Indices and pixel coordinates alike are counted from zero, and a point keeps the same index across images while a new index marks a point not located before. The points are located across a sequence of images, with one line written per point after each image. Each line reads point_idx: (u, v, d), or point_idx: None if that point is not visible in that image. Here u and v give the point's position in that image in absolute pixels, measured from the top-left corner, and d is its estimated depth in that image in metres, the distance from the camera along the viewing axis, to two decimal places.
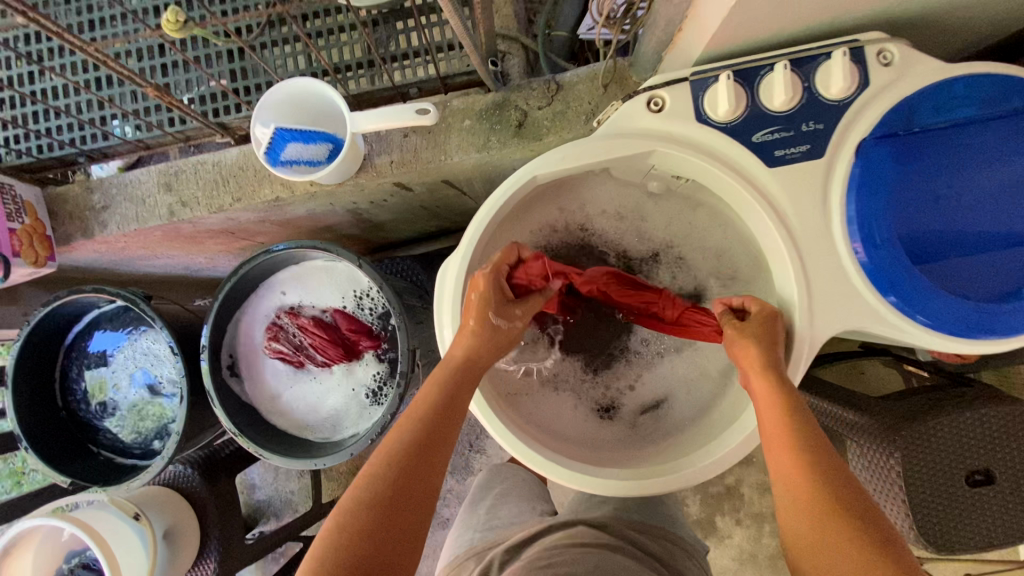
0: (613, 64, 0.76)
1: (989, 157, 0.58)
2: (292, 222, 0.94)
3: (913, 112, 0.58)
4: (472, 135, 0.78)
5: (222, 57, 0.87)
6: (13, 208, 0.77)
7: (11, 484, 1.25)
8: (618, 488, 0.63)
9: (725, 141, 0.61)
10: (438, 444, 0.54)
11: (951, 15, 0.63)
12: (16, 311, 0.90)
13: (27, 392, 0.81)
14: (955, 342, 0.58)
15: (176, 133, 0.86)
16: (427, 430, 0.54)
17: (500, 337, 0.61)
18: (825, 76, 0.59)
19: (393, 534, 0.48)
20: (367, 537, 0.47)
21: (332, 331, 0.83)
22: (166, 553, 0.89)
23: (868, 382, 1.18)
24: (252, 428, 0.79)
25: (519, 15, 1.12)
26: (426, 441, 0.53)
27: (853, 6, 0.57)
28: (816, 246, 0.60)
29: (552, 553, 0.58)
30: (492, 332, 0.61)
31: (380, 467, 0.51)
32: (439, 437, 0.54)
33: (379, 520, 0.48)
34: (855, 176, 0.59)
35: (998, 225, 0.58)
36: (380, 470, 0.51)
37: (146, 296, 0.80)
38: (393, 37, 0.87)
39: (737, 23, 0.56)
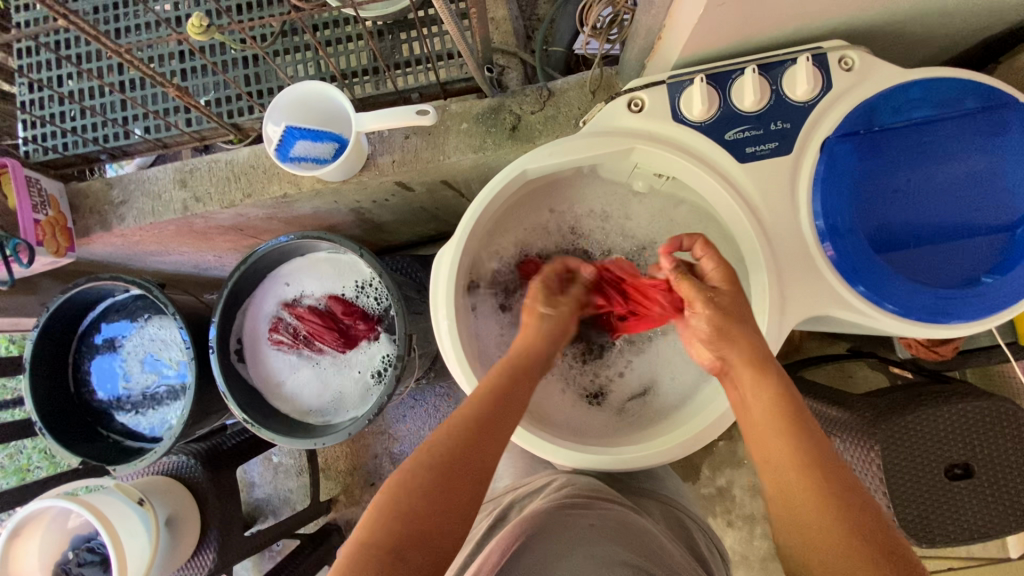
0: (601, 72, 0.82)
1: (945, 155, 0.62)
2: (298, 221, 0.99)
3: (873, 113, 0.63)
4: (469, 137, 0.83)
5: (238, 63, 0.93)
6: (38, 201, 0.82)
7: (17, 477, 1.28)
8: (606, 461, 0.67)
9: (700, 139, 0.66)
10: (499, 425, 0.55)
11: (909, 25, 0.68)
12: (34, 301, 0.95)
13: (42, 376, 0.85)
14: (918, 327, 0.62)
15: (193, 133, 0.92)
16: (489, 409, 0.55)
17: (556, 327, 0.65)
18: (791, 79, 0.64)
19: (444, 502, 0.49)
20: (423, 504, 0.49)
21: (328, 317, 0.87)
22: (166, 540, 0.92)
23: (858, 384, 1.20)
24: (258, 412, 0.83)
25: (518, 31, 1.18)
26: (487, 422, 0.55)
27: (814, 16, 0.63)
28: (788, 237, 0.65)
29: (572, 508, 0.61)
30: (548, 323, 0.65)
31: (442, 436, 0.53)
32: (497, 420, 0.55)
33: (436, 490, 0.50)
34: (820, 171, 0.64)
35: (956, 219, 0.63)
36: (441, 439, 0.53)
37: (159, 284, 0.85)
38: (397, 46, 0.93)
39: (709, 30, 0.61)
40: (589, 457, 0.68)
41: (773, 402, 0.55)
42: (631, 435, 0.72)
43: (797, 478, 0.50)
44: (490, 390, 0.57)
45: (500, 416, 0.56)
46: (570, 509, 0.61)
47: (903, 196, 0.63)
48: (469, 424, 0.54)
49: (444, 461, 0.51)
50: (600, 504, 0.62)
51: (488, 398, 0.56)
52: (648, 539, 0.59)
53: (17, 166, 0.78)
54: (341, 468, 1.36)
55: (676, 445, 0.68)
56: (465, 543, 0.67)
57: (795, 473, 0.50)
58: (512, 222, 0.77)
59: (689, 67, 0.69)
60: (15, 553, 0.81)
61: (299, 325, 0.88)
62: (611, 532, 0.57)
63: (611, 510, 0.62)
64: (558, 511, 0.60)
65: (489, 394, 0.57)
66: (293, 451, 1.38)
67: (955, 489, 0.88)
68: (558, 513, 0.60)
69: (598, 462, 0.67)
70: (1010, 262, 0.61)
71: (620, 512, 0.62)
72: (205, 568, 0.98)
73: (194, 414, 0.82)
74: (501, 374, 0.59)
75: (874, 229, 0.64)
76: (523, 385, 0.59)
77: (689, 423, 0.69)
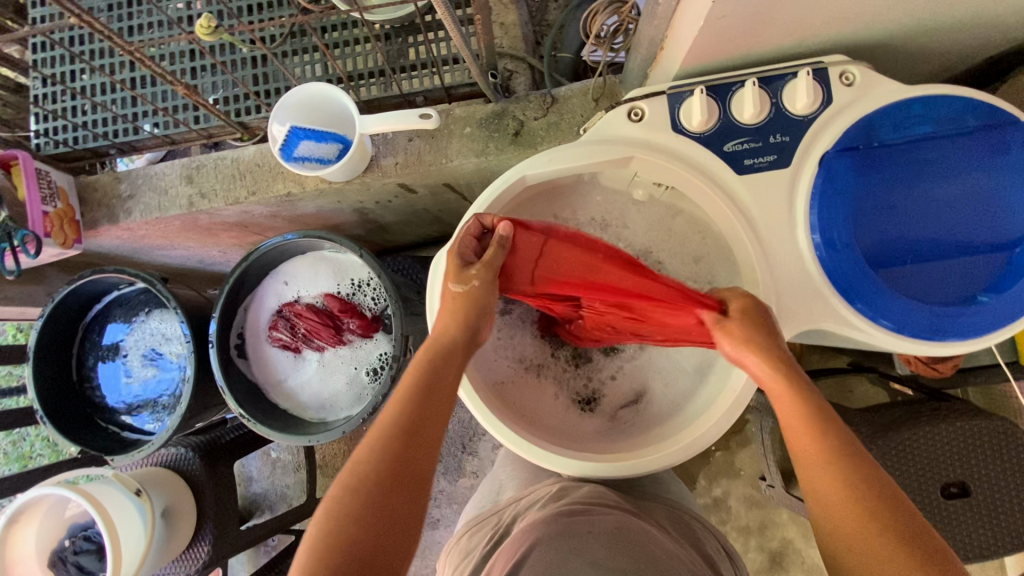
0: (604, 80, 0.83)
1: (943, 172, 0.62)
2: (302, 219, 1.00)
3: (872, 129, 0.63)
4: (472, 141, 0.84)
5: (247, 63, 0.94)
6: (48, 193, 0.83)
7: (19, 464, 1.30)
8: (606, 468, 0.68)
9: (699, 150, 0.66)
10: (425, 426, 0.53)
11: (912, 42, 0.68)
12: (41, 291, 0.96)
13: (45, 366, 0.86)
14: (914, 344, 0.62)
15: (201, 130, 0.93)
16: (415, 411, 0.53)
17: (471, 301, 0.60)
18: (791, 92, 0.64)
19: (387, 517, 0.49)
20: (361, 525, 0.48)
21: (325, 314, 0.88)
22: (163, 531, 0.93)
23: (858, 400, 1.19)
24: (254, 407, 0.83)
25: (527, 37, 1.19)
26: (415, 425, 0.53)
27: (816, 31, 0.63)
28: (783, 250, 0.65)
29: (575, 514, 0.62)
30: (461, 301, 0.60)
31: (372, 449, 0.51)
32: (426, 422, 0.54)
33: (377, 508, 0.49)
34: (817, 186, 0.64)
35: (954, 237, 0.63)
36: (373, 454, 0.51)
37: (163, 278, 0.86)
38: (407, 48, 0.94)
39: (709, 42, 0.62)
40: (579, 464, 0.69)
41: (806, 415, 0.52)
42: (622, 442, 0.72)
43: (839, 495, 0.49)
44: (414, 390, 0.54)
45: (424, 418, 0.54)
46: (573, 516, 0.61)
47: (901, 212, 0.63)
48: (395, 434, 0.52)
49: (376, 479, 0.50)
50: (598, 510, 0.63)
51: (412, 402, 0.54)
52: (641, 539, 0.58)
53: (28, 158, 0.80)
54: (338, 466, 1.37)
55: (665, 456, 0.69)
56: (471, 555, 0.68)
57: (836, 488, 0.49)
58: None
59: (690, 78, 0.69)
60: (13, 539, 0.83)
61: (297, 322, 0.88)
62: (608, 536, 0.57)
63: (610, 515, 0.62)
64: (559, 520, 0.60)
65: (413, 396, 0.54)
66: (291, 447, 1.39)
67: (954, 507, 0.87)
68: (558, 522, 0.60)
69: (595, 470, 0.68)
70: (1007, 280, 0.61)
71: (623, 517, 0.62)
72: (198, 561, 0.98)
73: (192, 407, 0.82)
74: (422, 370, 0.56)
75: (871, 244, 0.64)
76: (449, 370, 0.57)
77: (680, 435, 0.70)
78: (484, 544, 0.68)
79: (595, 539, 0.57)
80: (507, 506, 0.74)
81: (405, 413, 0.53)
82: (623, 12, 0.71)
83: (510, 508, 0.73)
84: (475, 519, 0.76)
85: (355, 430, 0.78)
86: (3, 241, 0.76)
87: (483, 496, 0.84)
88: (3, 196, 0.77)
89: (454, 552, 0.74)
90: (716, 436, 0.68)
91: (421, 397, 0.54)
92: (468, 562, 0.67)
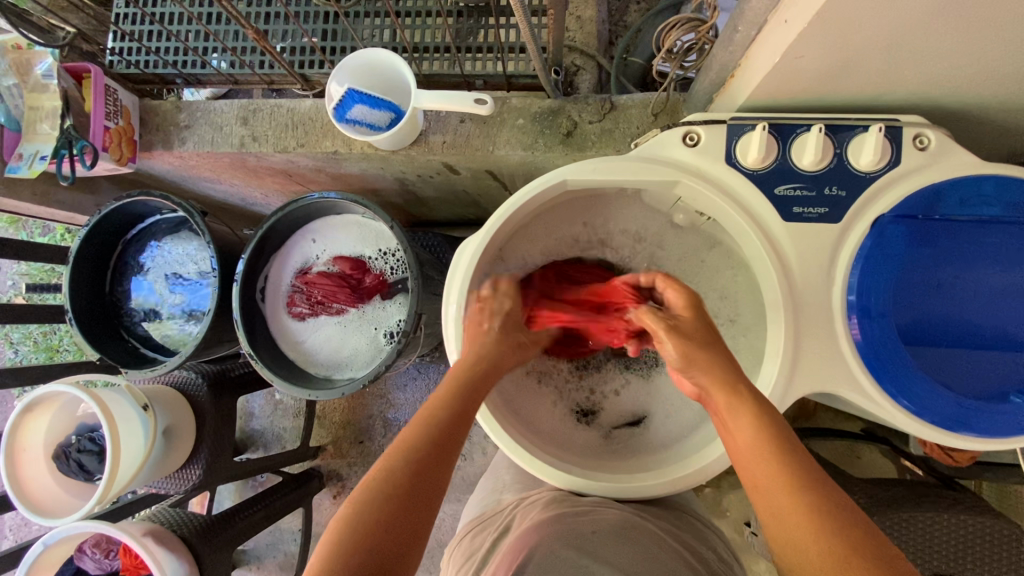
0: (666, 97, 0.81)
1: (999, 260, 0.60)
2: (343, 178, 1.01)
3: (937, 200, 0.60)
4: (523, 134, 0.83)
5: (319, 17, 0.95)
6: (112, 109, 0.87)
7: (46, 354, 1.38)
8: (612, 490, 0.67)
9: (748, 187, 0.64)
10: (457, 427, 0.57)
11: (1000, 115, 0.64)
12: (90, 200, 1.01)
13: (81, 273, 0.91)
14: (936, 433, 0.59)
15: (263, 75, 0.96)
16: (441, 430, 0.56)
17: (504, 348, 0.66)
18: (858, 146, 0.62)
19: (401, 519, 0.49)
20: (363, 543, 0.47)
21: (338, 278, 0.89)
22: (163, 447, 0.97)
23: (862, 467, 1.16)
24: (267, 354, 0.86)
25: (602, 35, 1.16)
26: (444, 439, 0.55)
27: (898, 87, 0.60)
28: (814, 303, 0.62)
29: (578, 515, 0.63)
30: (498, 341, 0.66)
31: (396, 461, 0.53)
32: (451, 441, 0.56)
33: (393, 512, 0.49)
34: (864, 248, 0.61)
35: (997, 329, 0.60)
36: (397, 465, 0.53)
37: (202, 212, 0.89)
38: (479, 30, 0.93)
39: (783, 77, 0.59)
40: (563, 476, 0.68)
41: (761, 427, 0.53)
42: (615, 462, 0.72)
43: (808, 533, 0.46)
44: (445, 409, 0.58)
45: (457, 422, 0.58)
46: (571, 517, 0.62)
47: (946, 292, 0.61)
48: (428, 437, 0.55)
49: (406, 470, 0.52)
50: (601, 510, 0.63)
51: (445, 414, 0.57)
52: (642, 540, 0.58)
53: (98, 73, 0.84)
54: (335, 420, 1.41)
55: (649, 487, 0.67)
56: (470, 559, 0.68)
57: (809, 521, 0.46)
58: (543, 229, 0.77)
59: (756, 112, 0.67)
60: (25, 426, 0.88)
61: (311, 289, 0.90)
62: (610, 538, 0.57)
63: (615, 513, 0.62)
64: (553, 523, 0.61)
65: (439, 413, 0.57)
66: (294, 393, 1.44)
67: None
68: (556, 523, 0.60)
69: (592, 487, 0.67)
70: None
71: (614, 514, 0.62)
72: (190, 481, 1.03)
73: (206, 338, 0.85)
74: (460, 397, 0.59)
75: (906, 318, 0.61)
76: (478, 400, 0.61)
77: (666, 470, 0.68)
78: (482, 549, 0.68)
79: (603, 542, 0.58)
80: (503, 512, 0.74)
81: (426, 431, 0.55)
82: (701, 31, 0.68)
83: (509, 513, 0.73)
84: (473, 526, 0.76)
85: (353, 393, 0.79)
86: (63, 148, 0.80)
87: (481, 498, 0.84)
88: (70, 104, 0.81)
89: (456, 554, 0.73)
90: (707, 477, 0.66)
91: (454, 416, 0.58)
92: (468, 566, 0.67)
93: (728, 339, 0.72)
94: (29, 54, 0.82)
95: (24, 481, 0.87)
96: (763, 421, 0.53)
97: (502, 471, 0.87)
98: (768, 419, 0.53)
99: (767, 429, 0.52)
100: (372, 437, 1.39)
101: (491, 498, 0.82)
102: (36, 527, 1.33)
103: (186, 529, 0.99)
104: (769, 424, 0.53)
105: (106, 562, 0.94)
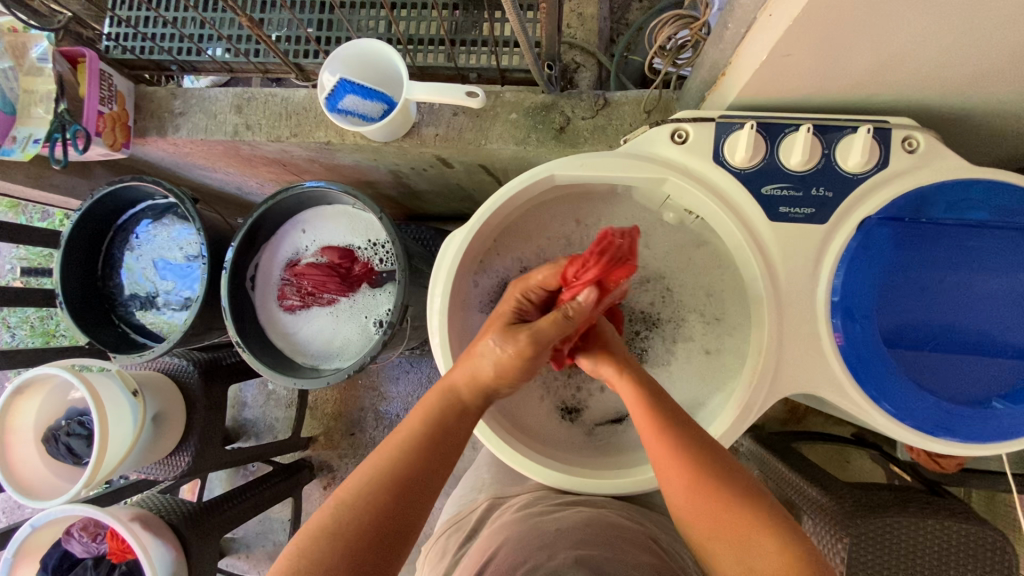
0: (660, 94, 0.80)
1: (984, 264, 0.59)
2: (338, 169, 1.01)
3: (923, 203, 0.60)
4: (515, 128, 0.83)
5: (316, 7, 0.95)
6: (106, 94, 0.87)
7: (41, 339, 1.38)
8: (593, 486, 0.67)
9: (735, 186, 0.64)
10: (427, 457, 0.54)
11: (991, 119, 0.64)
12: (84, 185, 1.01)
13: (73, 257, 0.91)
14: (917, 438, 0.59)
15: (259, 64, 0.96)
16: (408, 463, 0.53)
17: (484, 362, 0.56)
18: (846, 147, 0.61)
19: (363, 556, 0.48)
20: None
21: (327, 268, 0.89)
22: (152, 433, 0.98)
23: (851, 472, 1.16)
24: (256, 343, 0.86)
25: (602, 32, 1.16)
26: (411, 474, 0.53)
27: (888, 89, 0.60)
28: (797, 303, 0.62)
29: (556, 511, 0.63)
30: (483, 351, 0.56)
31: (352, 496, 0.51)
32: (421, 475, 0.53)
33: (351, 550, 0.48)
34: (849, 250, 0.61)
35: (980, 333, 0.60)
36: (353, 500, 0.51)
37: (194, 199, 0.89)
38: (475, 23, 0.93)
39: (772, 76, 0.59)
40: (546, 472, 0.68)
41: (642, 401, 0.57)
42: (597, 460, 0.72)
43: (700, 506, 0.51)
44: (409, 437, 0.55)
45: (429, 452, 0.54)
46: (547, 515, 0.62)
47: (930, 296, 0.60)
48: (390, 471, 0.52)
49: (365, 507, 0.50)
50: (570, 511, 0.63)
51: (410, 442, 0.54)
52: (610, 534, 0.58)
53: (93, 57, 0.85)
54: (327, 411, 1.42)
55: (629, 483, 0.67)
56: (449, 552, 0.68)
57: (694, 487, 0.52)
58: (532, 224, 0.77)
59: (747, 110, 0.66)
60: (16, 408, 0.89)
61: (301, 281, 0.90)
62: (579, 532, 0.57)
63: (584, 511, 0.62)
64: (528, 520, 0.61)
65: (406, 439, 0.55)
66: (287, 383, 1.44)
67: None
68: (533, 519, 0.61)
69: (574, 483, 0.67)
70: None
71: (588, 511, 0.62)
72: (179, 468, 1.04)
73: (195, 325, 0.85)
74: (427, 419, 0.56)
75: (890, 321, 0.61)
76: (456, 429, 0.57)
77: (648, 467, 0.68)
78: (459, 545, 0.68)
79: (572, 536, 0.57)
80: (484, 507, 0.74)
81: (388, 466, 0.52)
82: (693, 28, 0.68)
83: (489, 507, 0.73)
84: (454, 521, 0.76)
85: (339, 383, 0.80)
86: (57, 132, 0.81)
87: (465, 492, 0.84)
88: (64, 88, 0.82)
89: (432, 552, 0.74)
90: None
91: (423, 444, 0.54)
92: (443, 562, 0.67)
93: (714, 338, 0.72)
94: (25, 37, 0.82)
95: (13, 464, 0.87)
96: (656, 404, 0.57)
97: (487, 466, 0.87)
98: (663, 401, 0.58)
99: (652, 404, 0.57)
100: (363, 430, 1.39)
101: (474, 493, 0.82)
102: (28, 510, 1.34)
103: (174, 515, 0.99)
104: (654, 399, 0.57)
105: (93, 546, 0.94)
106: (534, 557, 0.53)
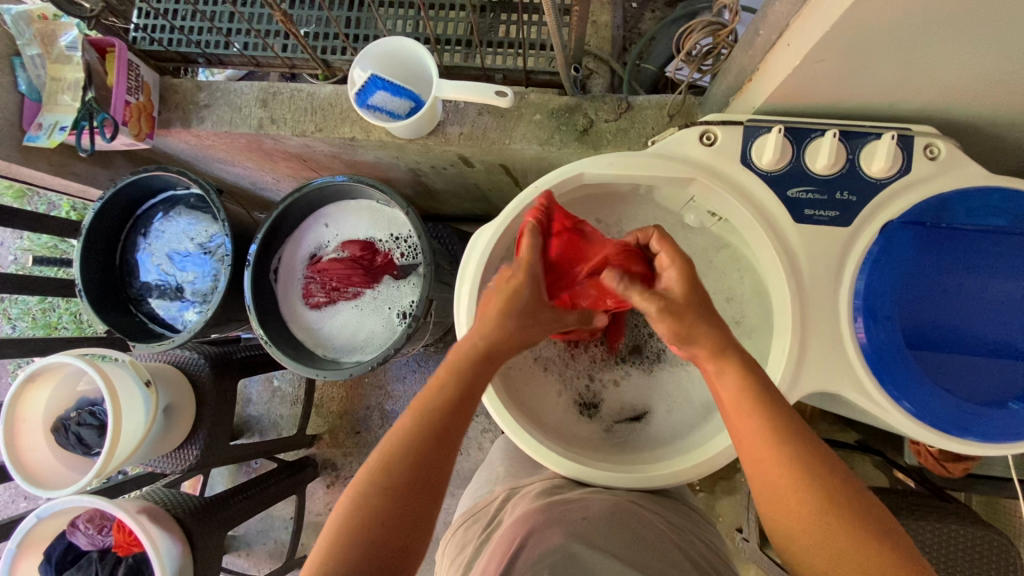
0: (683, 99, 0.82)
1: (1000, 270, 0.62)
2: (357, 166, 1.02)
3: (943, 209, 0.62)
4: (540, 129, 0.84)
5: (344, 5, 0.97)
6: (133, 85, 0.88)
7: (43, 330, 1.36)
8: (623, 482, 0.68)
9: (761, 189, 0.65)
10: (459, 413, 0.55)
11: (1006, 130, 0.66)
12: (101, 174, 1.01)
13: (92, 245, 0.91)
14: (936, 437, 0.60)
15: (285, 59, 0.97)
16: (443, 421, 0.54)
17: (525, 335, 0.59)
18: (871, 152, 0.63)
19: (406, 515, 0.50)
20: (367, 539, 0.48)
21: (349, 262, 0.90)
22: (163, 425, 0.97)
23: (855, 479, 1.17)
24: (277, 334, 0.87)
25: (616, 40, 1.18)
26: (445, 431, 0.53)
27: (913, 98, 0.62)
28: (821, 303, 0.63)
29: (580, 500, 0.63)
30: (517, 326, 0.58)
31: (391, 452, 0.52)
32: (453, 429, 0.54)
33: (395, 507, 0.50)
34: (872, 252, 0.63)
35: (995, 336, 0.61)
36: (392, 457, 0.52)
37: (218, 190, 0.89)
38: (497, 25, 0.95)
39: (802, 82, 0.61)
40: (571, 465, 0.68)
41: (741, 389, 0.53)
42: (618, 455, 0.73)
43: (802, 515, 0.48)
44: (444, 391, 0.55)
45: (461, 407, 0.55)
46: (568, 504, 0.62)
47: (950, 299, 0.62)
48: (427, 427, 0.53)
49: (403, 463, 0.51)
50: (588, 497, 0.63)
51: (443, 396, 0.55)
52: (633, 524, 0.58)
53: (122, 47, 0.85)
54: (333, 409, 1.41)
55: (656, 477, 0.67)
56: (468, 546, 0.68)
57: (789, 478, 0.49)
58: None
59: (773, 115, 0.68)
60: (26, 397, 0.88)
61: (324, 276, 0.91)
62: (603, 522, 0.57)
63: (604, 500, 0.63)
64: (550, 510, 0.61)
65: (438, 395, 0.55)
66: (293, 380, 1.44)
67: None
68: (551, 510, 0.61)
69: (599, 477, 0.68)
70: None
71: (614, 501, 0.63)
72: (186, 462, 1.03)
73: (216, 316, 0.85)
74: (457, 375, 0.56)
75: (911, 322, 0.62)
76: (484, 380, 0.57)
77: (673, 462, 0.69)
78: (478, 538, 0.68)
79: (590, 522, 0.57)
80: (499, 499, 0.74)
81: (422, 424, 0.53)
82: (721, 35, 0.70)
83: (507, 500, 0.73)
84: (471, 513, 0.76)
85: (361, 375, 0.80)
86: (84, 120, 0.82)
87: (478, 487, 0.84)
88: (93, 77, 0.83)
89: (448, 547, 0.73)
90: (710, 472, 0.67)
91: (454, 400, 0.55)
92: (462, 558, 0.67)
93: (732, 339, 0.73)
94: (55, 25, 0.84)
95: (22, 452, 0.86)
96: (763, 403, 0.52)
97: (500, 462, 0.87)
98: (764, 390, 0.53)
99: (751, 404, 0.53)
100: (369, 428, 1.39)
101: (489, 487, 0.82)
102: (24, 504, 1.32)
103: (179, 509, 0.98)
104: (749, 391, 0.53)
105: (97, 539, 0.93)
106: (558, 546, 0.53)
